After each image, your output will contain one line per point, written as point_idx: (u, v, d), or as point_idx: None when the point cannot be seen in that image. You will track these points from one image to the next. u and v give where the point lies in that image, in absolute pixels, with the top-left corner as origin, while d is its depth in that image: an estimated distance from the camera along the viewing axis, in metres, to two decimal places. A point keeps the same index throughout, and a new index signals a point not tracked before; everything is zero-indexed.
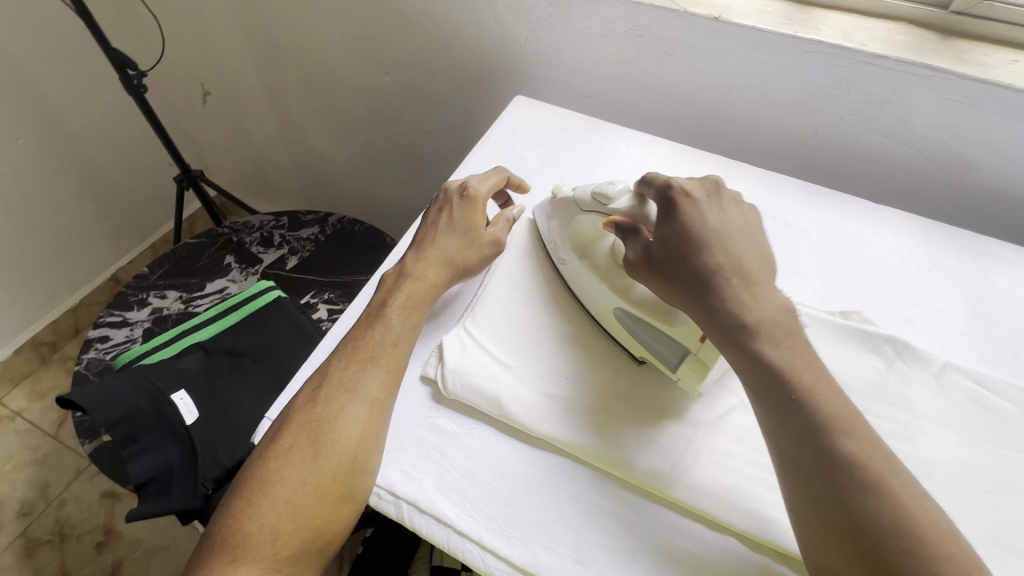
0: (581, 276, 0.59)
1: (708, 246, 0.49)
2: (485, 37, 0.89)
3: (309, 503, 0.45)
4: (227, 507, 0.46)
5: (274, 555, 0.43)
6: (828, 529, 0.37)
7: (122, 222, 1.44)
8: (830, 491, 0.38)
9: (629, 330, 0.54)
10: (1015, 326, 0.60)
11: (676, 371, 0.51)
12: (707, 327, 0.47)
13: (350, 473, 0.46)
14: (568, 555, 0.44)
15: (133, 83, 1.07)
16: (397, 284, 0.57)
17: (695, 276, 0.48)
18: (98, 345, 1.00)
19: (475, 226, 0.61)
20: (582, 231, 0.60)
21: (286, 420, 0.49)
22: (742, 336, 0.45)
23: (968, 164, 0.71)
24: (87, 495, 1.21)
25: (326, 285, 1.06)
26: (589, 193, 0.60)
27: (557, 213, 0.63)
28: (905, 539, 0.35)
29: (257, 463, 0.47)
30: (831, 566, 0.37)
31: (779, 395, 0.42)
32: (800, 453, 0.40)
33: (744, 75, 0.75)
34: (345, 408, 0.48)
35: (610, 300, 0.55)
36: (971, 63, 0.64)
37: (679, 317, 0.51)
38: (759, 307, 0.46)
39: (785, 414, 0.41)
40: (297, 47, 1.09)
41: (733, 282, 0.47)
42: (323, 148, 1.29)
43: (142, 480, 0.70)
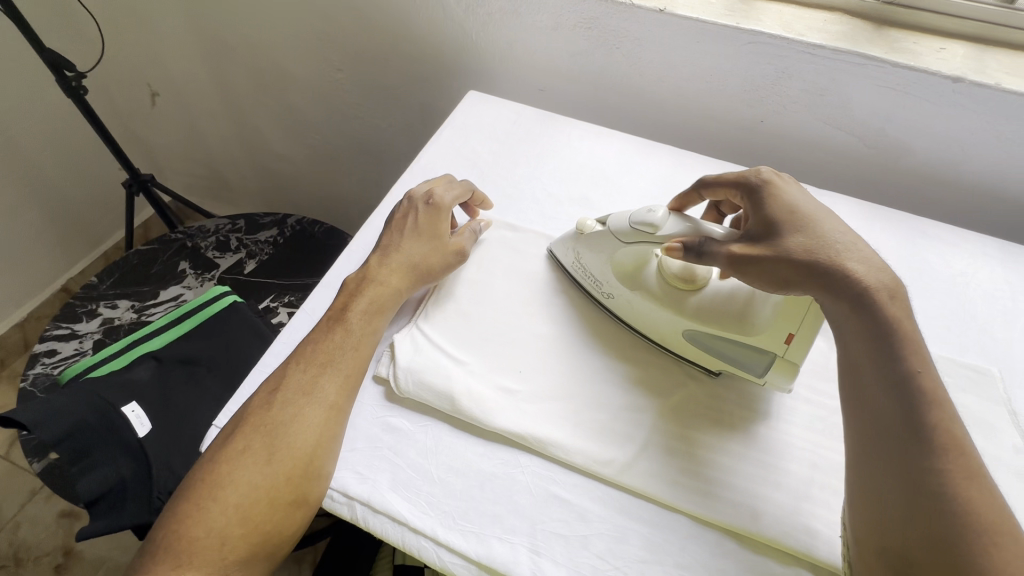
0: (637, 306, 0.56)
1: (817, 220, 0.48)
2: (437, 32, 0.88)
3: (260, 507, 0.44)
4: (174, 510, 0.45)
5: (222, 559, 0.43)
6: (915, 502, 0.37)
7: (70, 230, 1.38)
8: (923, 471, 0.37)
9: (705, 349, 0.53)
10: (946, 302, 0.63)
11: (764, 376, 0.51)
12: (837, 299, 0.44)
13: (304, 477, 0.46)
14: (523, 546, 0.45)
15: (71, 85, 1.02)
16: (359, 288, 0.56)
17: (814, 249, 0.46)
18: (44, 359, 0.96)
19: (441, 233, 0.60)
20: (623, 263, 0.56)
21: (238, 421, 0.48)
22: (873, 307, 0.43)
23: (904, 149, 0.74)
24: (43, 515, 1.17)
25: (286, 289, 1.04)
26: (627, 223, 0.54)
27: (589, 247, 0.58)
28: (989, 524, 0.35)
29: (207, 465, 0.46)
30: (908, 543, 0.37)
31: (879, 370, 0.41)
32: (904, 431, 0.39)
33: (692, 67, 0.76)
34: (301, 412, 0.47)
35: (674, 324, 0.54)
36: (902, 51, 0.67)
37: (757, 323, 0.50)
38: (883, 274, 0.44)
39: (896, 394, 0.40)
40: (246, 44, 1.06)
41: (856, 252, 0.46)
42: (278, 147, 1.26)
43: (92, 498, 0.67)
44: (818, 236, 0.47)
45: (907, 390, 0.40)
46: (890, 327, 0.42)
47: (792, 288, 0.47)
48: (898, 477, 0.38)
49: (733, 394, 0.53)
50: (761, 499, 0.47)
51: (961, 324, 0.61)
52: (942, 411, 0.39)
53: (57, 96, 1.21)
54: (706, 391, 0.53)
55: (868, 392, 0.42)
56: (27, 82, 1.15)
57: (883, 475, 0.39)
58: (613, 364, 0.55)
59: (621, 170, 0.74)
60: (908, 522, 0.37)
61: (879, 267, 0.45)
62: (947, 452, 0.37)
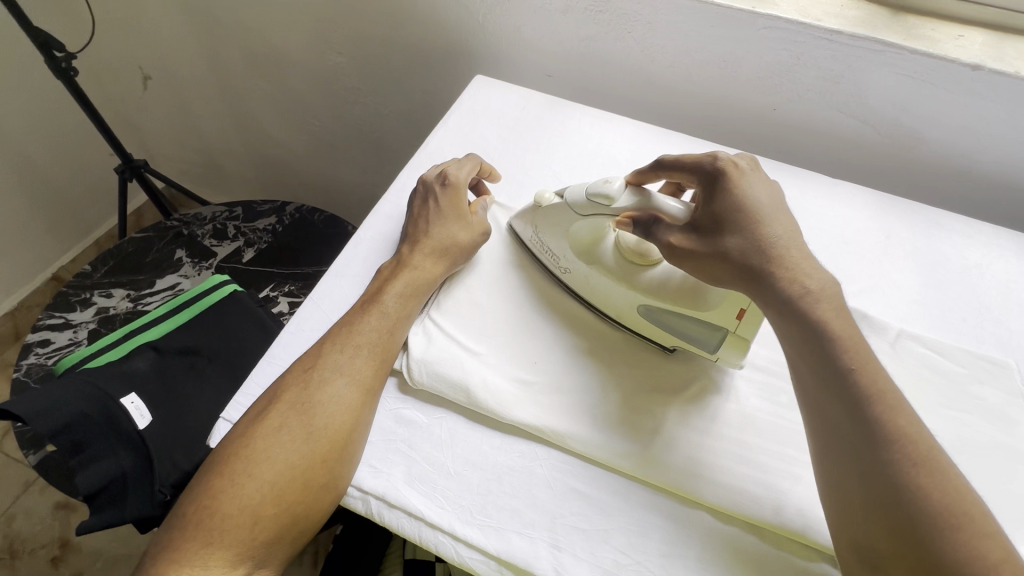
0: (594, 281, 0.56)
1: (765, 217, 0.48)
2: (442, 14, 0.85)
3: (293, 487, 0.44)
4: (205, 485, 0.44)
5: (252, 538, 0.42)
6: (876, 499, 0.38)
7: (61, 217, 1.35)
8: (883, 477, 0.38)
9: (657, 324, 0.53)
10: (962, 293, 0.62)
11: (716, 352, 0.51)
12: (769, 302, 0.46)
13: (339, 459, 0.45)
14: (543, 541, 0.44)
15: (61, 66, 0.98)
16: (394, 272, 0.55)
17: (754, 250, 0.47)
18: (38, 350, 0.93)
19: (465, 212, 0.59)
20: (580, 237, 0.56)
21: (273, 398, 0.47)
22: (804, 310, 0.44)
23: (918, 138, 0.73)
24: (38, 508, 1.15)
25: (286, 278, 1.02)
26: (582, 194, 0.53)
27: (544, 222, 0.57)
28: (952, 517, 0.36)
29: (240, 441, 0.45)
30: (875, 543, 0.37)
31: (830, 372, 0.42)
32: (853, 437, 0.40)
33: (706, 52, 0.74)
34: (338, 393, 0.47)
35: (629, 299, 0.54)
36: (920, 38, 0.66)
37: (708, 299, 0.50)
38: (817, 278, 0.46)
39: (841, 401, 0.41)
40: (241, 26, 1.02)
41: (792, 254, 0.47)
42: (275, 132, 1.23)
43: (92, 492, 0.65)
44: (759, 238, 0.47)
45: (851, 399, 0.40)
46: (825, 330, 0.43)
47: (725, 284, 0.48)
48: (859, 485, 0.38)
49: (756, 385, 0.52)
50: (785, 493, 0.46)
51: (976, 315, 0.61)
52: (890, 407, 0.40)
53: (46, 78, 1.17)
54: (727, 383, 0.52)
55: (815, 401, 0.42)
56: (13, 63, 1.11)
57: (849, 489, 0.39)
58: (628, 354, 0.54)
59: (632, 157, 0.72)
60: (877, 528, 0.37)
61: (815, 272, 0.46)
62: (896, 446, 0.38)
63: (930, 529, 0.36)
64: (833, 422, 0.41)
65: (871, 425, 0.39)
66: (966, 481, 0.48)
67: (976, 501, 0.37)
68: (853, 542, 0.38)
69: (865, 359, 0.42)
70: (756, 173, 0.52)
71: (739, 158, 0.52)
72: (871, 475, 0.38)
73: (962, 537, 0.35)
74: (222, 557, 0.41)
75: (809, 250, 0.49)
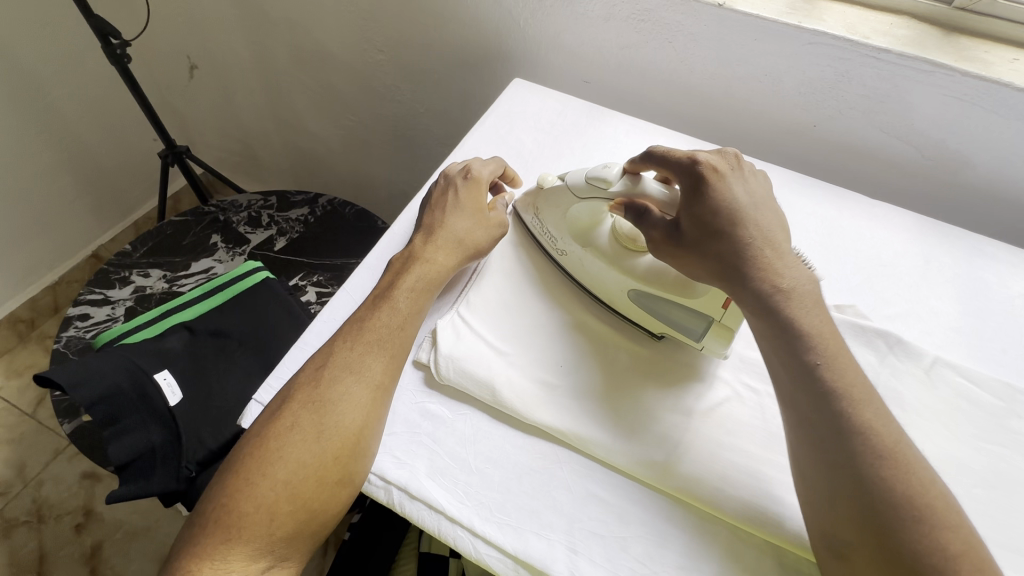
0: (586, 264, 0.57)
1: (748, 216, 0.49)
2: (483, 17, 0.87)
3: (307, 485, 0.43)
4: (223, 483, 0.44)
5: (269, 534, 0.42)
6: (843, 492, 0.38)
7: (104, 197, 1.40)
8: (851, 470, 0.39)
9: (646, 309, 0.54)
10: (1004, 324, 0.60)
11: (701, 341, 0.52)
12: (743, 301, 0.47)
13: (351, 457, 0.45)
14: (561, 543, 0.44)
15: (116, 53, 1.02)
16: (406, 266, 0.55)
17: (732, 252, 0.48)
18: (77, 323, 0.97)
19: (483, 207, 0.60)
20: (579, 220, 0.58)
21: (285, 397, 0.47)
22: (777, 313, 0.45)
23: (964, 162, 0.71)
24: (66, 476, 1.19)
25: (315, 268, 1.04)
26: (582, 178, 0.55)
27: (546, 203, 0.59)
28: (915, 508, 0.37)
29: (255, 440, 0.45)
30: (842, 537, 0.38)
31: (805, 365, 0.43)
32: (821, 429, 0.40)
33: (747, 65, 0.74)
34: (348, 390, 0.46)
35: (622, 283, 0.55)
36: (972, 60, 0.64)
37: (697, 287, 0.52)
38: (791, 278, 0.47)
39: (812, 395, 0.41)
40: (288, 21, 1.05)
41: (767, 254, 0.48)
42: (312, 126, 1.26)
43: (123, 462, 0.67)
44: (736, 240, 0.48)
45: (823, 391, 0.41)
46: (799, 326, 0.44)
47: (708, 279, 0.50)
48: (828, 477, 0.39)
49: None
50: None
51: (1017, 347, 0.59)
52: (858, 402, 0.41)
53: (99, 63, 1.22)
54: (753, 399, 0.51)
55: (789, 394, 0.43)
56: (70, 47, 1.16)
57: (820, 482, 0.40)
58: (655, 365, 0.54)
59: None
60: (845, 518, 0.38)
61: (788, 271, 0.47)
62: (865, 437, 0.39)
63: (892, 520, 0.37)
64: (805, 414, 0.42)
65: (838, 419, 0.40)
66: (998, 515, 0.47)
67: (940, 493, 0.38)
68: (824, 535, 0.39)
69: (837, 354, 0.43)
70: (738, 171, 0.52)
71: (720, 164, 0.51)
72: (838, 468, 0.39)
73: (924, 529, 0.36)
74: (241, 553, 0.42)
75: (790, 249, 0.49)
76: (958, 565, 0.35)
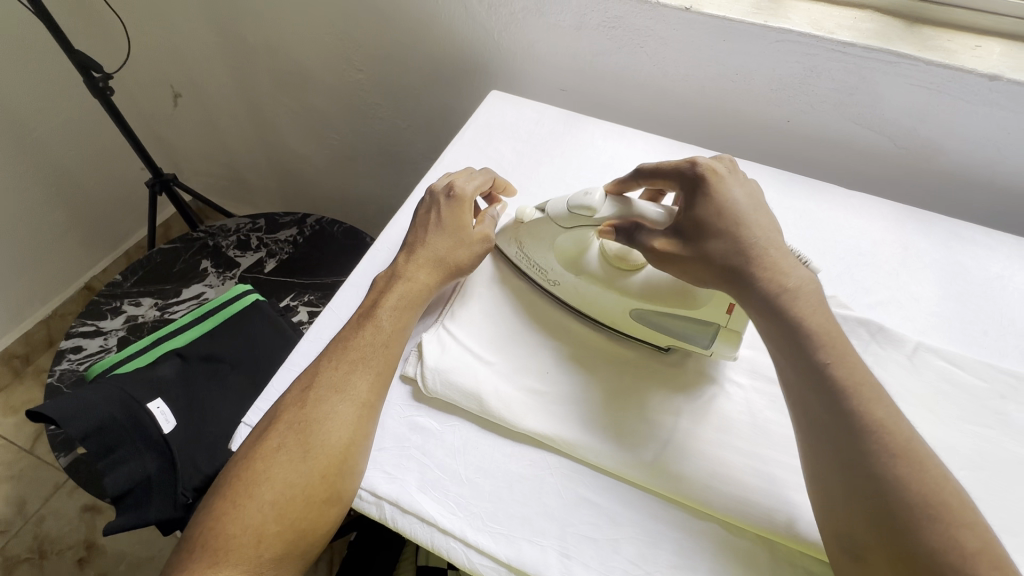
0: (584, 291, 0.56)
1: (748, 218, 0.50)
2: (458, 32, 0.88)
3: (295, 505, 0.44)
4: (210, 506, 0.44)
5: (257, 556, 0.42)
6: (854, 490, 0.39)
7: (94, 229, 1.40)
8: (863, 469, 0.39)
9: (655, 327, 0.53)
10: (982, 306, 0.61)
11: (711, 347, 0.52)
12: (751, 301, 0.47)
13: (338, 475, 0.45)
14: (553, 549, 0.44)
15: (98, 86, 1.02)
16: (388, 285, 0.56)
17: (736, 252, 0.48)
18: (71, 356, 0.97)
19: (466, 224, 0.59)
20: (566, 249, 0.57)
21: (272, 418, 0.47)
22: (784, 314, 0.45)
23: (935, 150, 0.72)
24: (67, 510, 1.18)
25: (305, 287, 1.04)
26: (564, 207, 0.55)
27: (528, 236, 0.58)
28: (929, 507, 0.37)
29: (242, 462, 0.45)
30: (854, 535, 0.39)
31: (810, 366, 0.43)
32: (830, 428, 0.41)
33: (718, 66, 0.75)
34: (334, 409, 0.47)
35: (623, 305, 0.54)
36: (935, 49, 0.65)
37: (698, 296, 0.52)
38: (796, 276, 0.47)
39: (820, 397, 0.42)
40: (267, 44, 1.06)
41: (770, 255, 0.48)
42: (297, 146, 1.27)
43: (119, 492, 0.68)
44: (739, 241, 0.48)
45: (831, 391, 0.42)
46: (807, 327, 0.44)
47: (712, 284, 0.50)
48: (840, 476, 0.40)
49: (767, 395, 0.52)
50: (800, 505, 0.45)
51: (997, 327, 0.60)
52: (867, 402, 0.41)
53: (83, 97, 1.23)
54: (739, 394, 0.52)
55: (799, 396, 0.43)
56: (52, 82, 1.16)
57: (831, 480, 0.40)
58: (639, 367, 0.54)
59: None
60: (859, 518, 0.39)
61: (793, 270, 0.47)
62: (877, 436, 0.40)
63: (907, 518, 0.37)
64: (814, 414, 0.42)
65: (849, 418, 0.40)
66: (986, 496, 0.47)
67: (955, 490, 0.38)
68: (839, 536, 0.40)
69: (844, 355, 0.43)
70: (732, 174, 0.53)
71: (717, 163, 0.53)
72: (852, 466, 0.39)
73: (940, 528, 0.36)
74: None
75: (790, 249, 0.50)
76: (976, 564, 0.35)
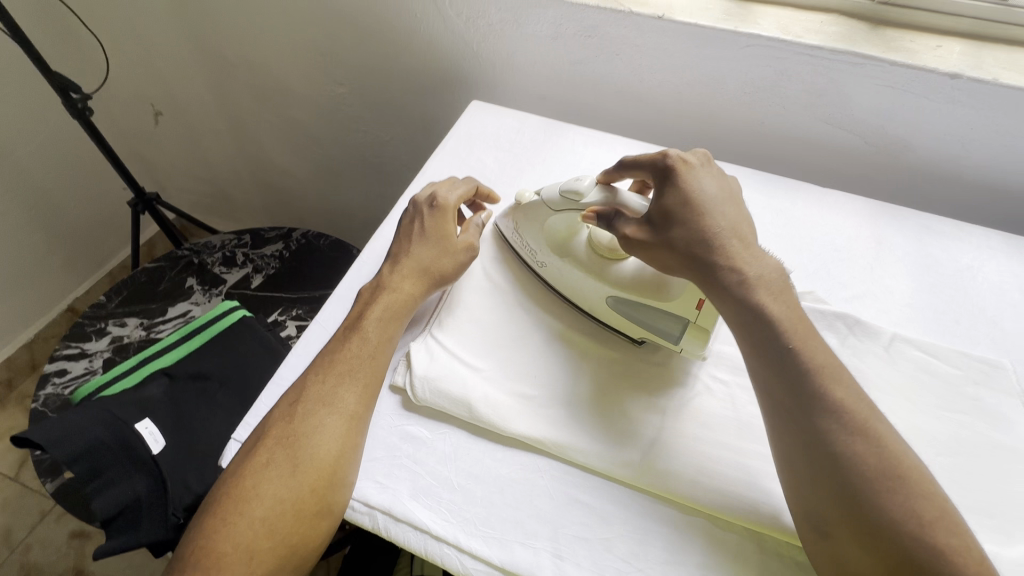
0: (566, 275, 0.59)
1: (716, 209, 0.51)
2: (438, 44, 0.89)
3: (286, 520, 0.44)
4: (200, 526, 0.44)
5: (250, 573, 0.42)
6: (819, 469, 0.40)
7: (76, 250, 1.39)
8: (826, 448, 0.40)
9: (626, 316, 0.55)
10: (954, 296, 0.63)
11: (679, 343, 0.53)
12: (712, 288, 0.49)
13: (329, 488, 0.45)
14: (546, 550, 0.45)
15: (77, 107, 1.01)
16: (373, 296, 0.56)
17: (700, 241, 0.49)
18: (55, 380, 0.96)
19: (449, 233, 0.60)
20: (557, 232, 0.60)
21: (260, 435, 0.47)
22: (743, 300, 0.47)
23: (905, 146, 0.75)
24: (55, 537, 1.16)
25: (294, 302, 1.04)
26: (556, 192, 0.57)
27: (524, 217, 0.61)
28: (890, 480, 0.38)
29: (231, 480, 0.45)
30: (821, 513, 0.40)
31: (774, 349, 0.45)
32: (789, 413, 0.43)
33: (692, 71, 0.77)
34: (322, 422, 0.47)
35: (600, 291, 0.57)
36: (899, 50, 0.68)
37: (672, 290, 0.53)
38: (757, 267, 0.48)
39: (785, 379, 0.43)
40: (248, 60, 1.07)
41: (733, 245, 0.49)
42: (280, 161, 1.27)
43: (108, 516, 0.67)
44: (705, 231, 0.50)
45: (794, 374, 0.43)
46: (767, 313, 0.46)
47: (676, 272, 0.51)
48: (805, 456, 0.41)
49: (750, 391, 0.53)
50: None
51: (969, 317, 0.62)
52: (828, 383, 0.43)
53: (62, 118, 1.22)
54: (722, 390, 0.53)
55: (765, 379, 0.45)
56: (30, 104, 1.16)
57: (796, 461, 0.42)
58: (624, 368, 0.55)
59: None
60: (824, 496, 0.40)
61: (754, 262, 0.48)
62: (839, 415, 0.41)
63: (869, 492, 0.38)
64: (779, 397, 0.43)
65: (811, 399, 0.42)
66: (964, 480, 0.48)
67: (914, 463, 0.39)
68: (807, 514, 0.41)
69: (806, 339, 0.45)
70: (704, 168, 0.54)
71: (691, 155, 0.54)
72: (815, 446, 0.41)
73: (901, 500, 0.38)
74: None
75: (755, 241, 0.51)
76: (936, 532, 0.37)
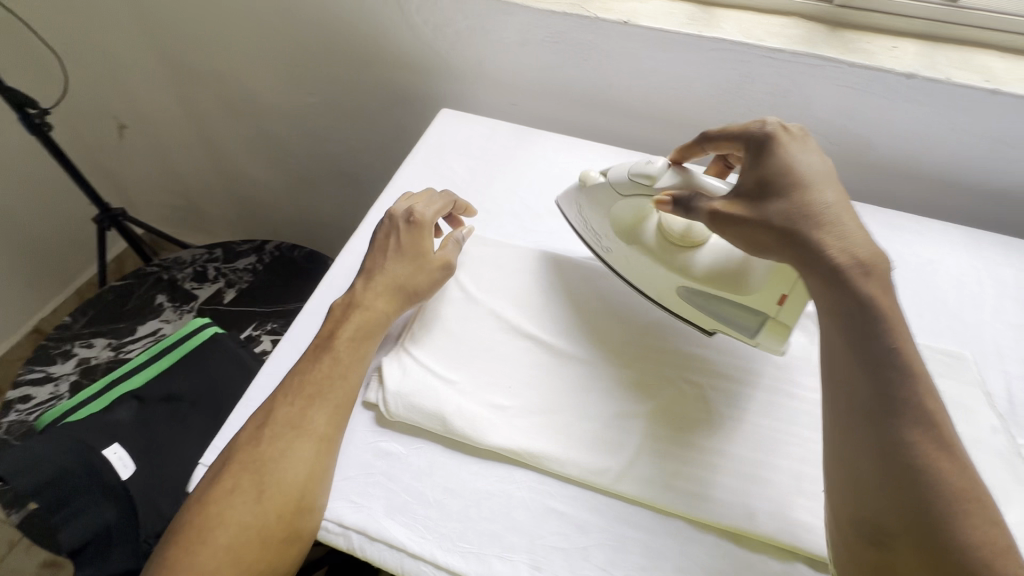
0: (635, 262, 0.58)
1: (819, 182, 0.46)
2: (407, 53, 0.89)
3: (251, 548, 0.43)
4: (165, 555, 0.43)
5: None
6: (890, 478, 0.37)
7: (40, 270, 1.35)
8: (904, 458, 0.37)
9: (699, 308, 0.54)
10: (917, 291, 0.65)
11: (756, 337, 0.52)
12: (810, 268, 0.43)
13: (297, 514, 0.45)
14: (523, 562, 0.45)
15: (35, 122, 0.98)
16: (345, 314, 0.55)
17: (800, 214, 0.44)
18: (19, 406, 0.93)
19: (425, 250, 0.60)
20: (623, 218, 0.58)
21: (226, 460, 0.47)
22: (846, 283, 0.41)
23: (867, 145, 0.76)
24: (24, 568, 1.12)
25: (269, 316, 1.02)
26: (625, 174, 0.55)
27: (589, 200, 0.60)
28: (966, 501, 0.36)
29: (197, 507, 0.45)
30: (880, 523, 0.37)
31: (865, 342, 0.40)
32: (876, 408, 0.39)
33: (659, 75, 0.78)
34: (290, 446, 0.46)
35: (670, 282, 0.55)
36: (856, 51, 0.69)
37: (751, 283, 0.50)
38: (870, 248, 0.42)
39: (871, 376, 0.39)
40: (214, 71, 1.05)
41: (846, 221, 0.44)
42: (251, 172, 1.25)
43: (77, 545, 0.66)
44: (806, 204, 0.45)
45: (886, 372, 0.39)
46: (875, 301, 0.40)
47: (766, 252, 0.46)
48: (879, 463, 0.38)
49: (721, 394, 0.53)
50: (756, 499, 0.47)
51: (932, 310, 0.63)
52: (920, 388, 0.39)
53: (21, 133, 1.18)
54: (694, 393, 0.54)
55: (845, 373, 0.40)
56: None
57: (863, 465, 0.38)
58: (598, 372, 0.55)
59: None
60: (891, 507, 0.37)
61: (865, 241, 0.43)
62: (922, 425, 0.38)
63: (943, 510, 0.36)
64: (859, 393, 0.39)
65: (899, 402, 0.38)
66: None
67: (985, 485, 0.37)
68: (857, 520, 0.38)
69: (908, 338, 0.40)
70: (800, 141, 0.50)
71: (790, 125, 0.51)
72: (890, 453, 0.37)
73: (972, 522, 0.35)
74: None
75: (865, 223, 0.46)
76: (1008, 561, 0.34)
